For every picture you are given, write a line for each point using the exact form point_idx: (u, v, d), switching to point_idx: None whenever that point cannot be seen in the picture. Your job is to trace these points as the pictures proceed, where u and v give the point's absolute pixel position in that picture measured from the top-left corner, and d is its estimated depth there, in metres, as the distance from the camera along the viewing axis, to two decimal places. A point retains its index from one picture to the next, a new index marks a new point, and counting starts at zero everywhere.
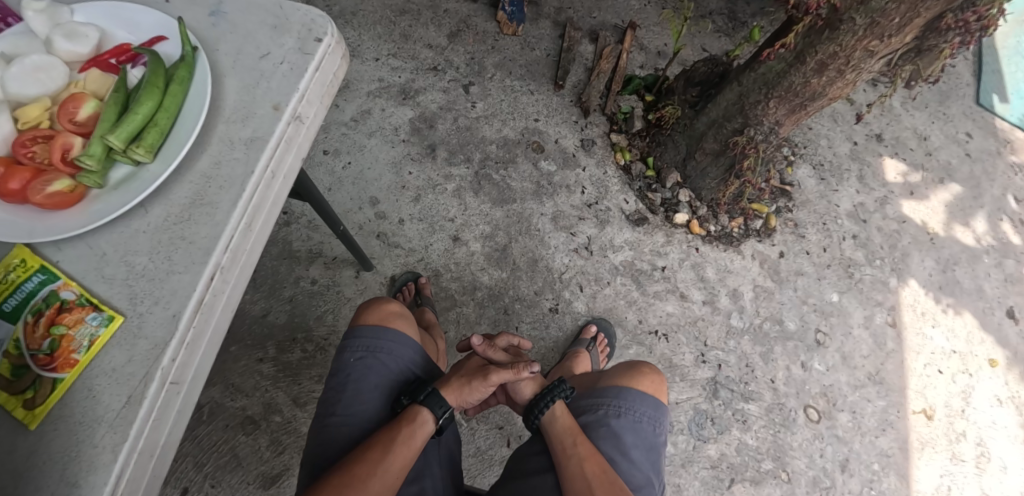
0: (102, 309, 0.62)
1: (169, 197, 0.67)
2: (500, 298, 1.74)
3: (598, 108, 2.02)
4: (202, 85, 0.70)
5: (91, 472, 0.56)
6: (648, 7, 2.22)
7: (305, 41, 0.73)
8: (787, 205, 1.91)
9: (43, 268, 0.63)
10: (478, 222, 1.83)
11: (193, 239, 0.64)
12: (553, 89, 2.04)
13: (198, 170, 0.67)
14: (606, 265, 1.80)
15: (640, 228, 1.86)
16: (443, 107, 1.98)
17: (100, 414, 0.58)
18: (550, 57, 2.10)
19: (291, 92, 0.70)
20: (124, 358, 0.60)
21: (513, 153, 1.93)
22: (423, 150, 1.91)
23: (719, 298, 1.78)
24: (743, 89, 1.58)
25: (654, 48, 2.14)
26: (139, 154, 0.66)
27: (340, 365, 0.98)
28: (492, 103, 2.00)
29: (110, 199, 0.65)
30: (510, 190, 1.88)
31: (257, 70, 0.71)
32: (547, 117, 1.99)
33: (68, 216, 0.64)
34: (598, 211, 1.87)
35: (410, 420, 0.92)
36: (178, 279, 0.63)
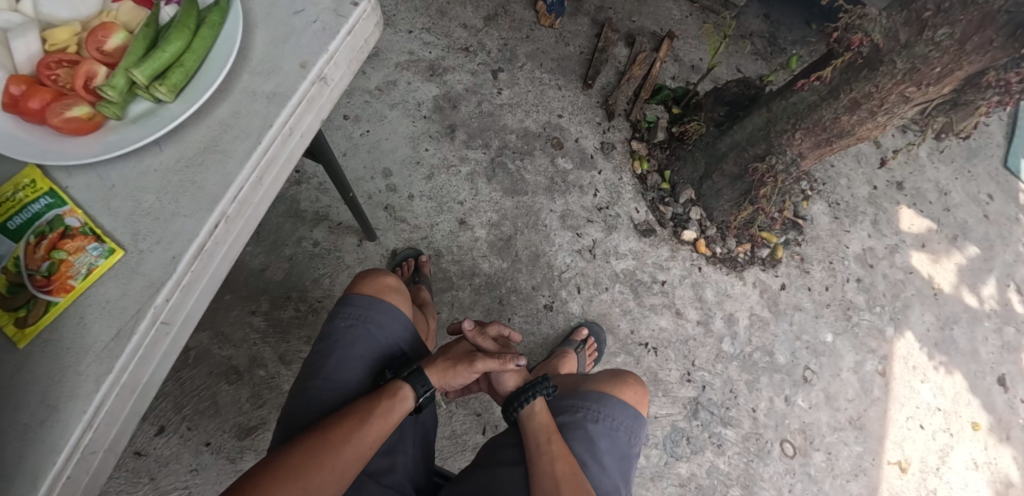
0: (104, 240, 0.62)
1: (183, 140, 0.67)
2: (497, 288, 1.74)
3: (623, 113, 2.01)
4: (232, 32, 0.69)
5: (71, 399, 0.56)
6: (689, 19, 2.20)
7: (340, 3, 0.72)
8: (796, 238, 1.90)
9: (51, 192, 0.63)
10: (487, 209, 1.82)
11: (202, 184, 0.64)
12: (581, 88, 2.03)
13: (216, 118, 0.67)
14: (606, 270, 1.80)
15: (647, 239, 1.85)
16: (469, 89, 1.97)
17: (88, 343, 0.58)
18: (582, 55, 2.08)
19: (319, 52, 0.70)
20: (119, 291, 0.60)
21: (532, 145, 1.92)
22: (442, 129, 1.90)
23: (713, 320, 1.78)
24: (772, 116, 1.56)
25: (688, 61, 2.13)
26: (162, 92, 0.66)
27: (329, 330, 0.98)
28: (519, 92, 1.99)
29: (126, 133, 0.65)
30: (523, 182, 1.87)
31: (288, 28, 0.71)
32: (571, 114, 1.98)
33: (82, 143, 0.64)
34: (608, 215, 1.87)
35: (392, 393, 0.92)
36: (182, 223, 0.63)
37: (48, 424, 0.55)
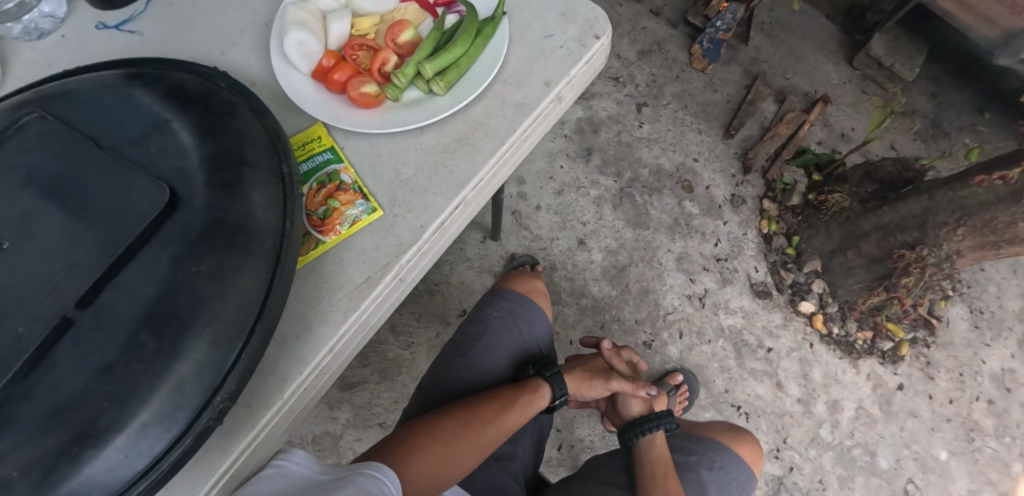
0: (368, 199, 0.72)
1: (442, 129, 0.76)
2: (602, 313, 1.78)
3: (761, 169, 1.95)
4: (500, 44, 0.78)
5: (323, 324, 0.67)
6: (847, 85, 2.07)
7: (585, 34, 0.80)
8: (925, 338, 1.76)
9: (332, 149, 0.75)
10: (607, 235, 1.86)
11: (452, 170, 0.74)
12: (721, 136, 2.00)
13: (471, 115, 0.77)
14: (712, 323, 1.77)
15: (760, 300, 1.80)
16: (612, 117, 2.02)
17: (342, 281, 0.69)
18: (728, 104, 2.05)
19: (563, 75, 0.78)
20: (373, 244, 0.70)
21: (662, 183, 1.94)
22: (580, 151, 1.97)
23: (815, 403, 1.70)
24: (933, 205, 1.43)
25: (839, 128, 2.01)
26: (437, 86, 0.76)
27: (479, 316, 1.07)
28: (660, 128, 2.01)
29: (401, 114, 0.76)
30: (647, 216, 1.89)
31: (539, 47, 0.80)
32: (706, 160, 1.97)
33: (367, 116, 0.75)
34: (725, 268, 1.84)
35: (531, 389, 0.97)
36: (430, 199, 0.72)
37: (300, 340, 0.66)
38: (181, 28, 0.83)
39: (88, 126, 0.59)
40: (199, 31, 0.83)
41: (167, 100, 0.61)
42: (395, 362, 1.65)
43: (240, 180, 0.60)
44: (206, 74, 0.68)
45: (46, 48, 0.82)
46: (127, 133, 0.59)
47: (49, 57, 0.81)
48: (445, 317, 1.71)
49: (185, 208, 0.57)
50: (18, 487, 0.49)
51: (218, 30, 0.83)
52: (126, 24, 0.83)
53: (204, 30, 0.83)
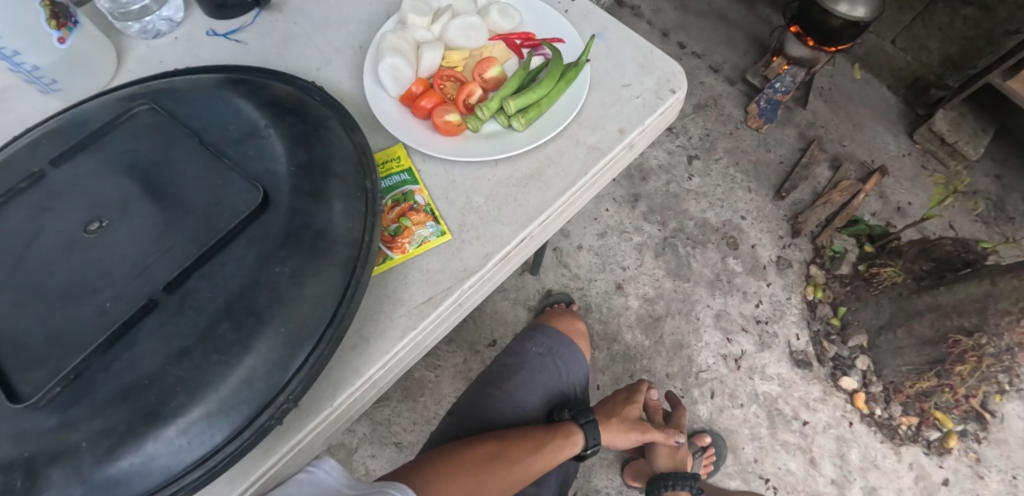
0: (439, 222, 0.73)
1: (516, 163, 0.77)
2: (632, 362, 1.73)
3: (810, 234, 1.90)
4: (581, 88, 0.80)
5: (380, 338, 0.67)
6: (906, 158, 2.02)
7: (661, 87, 0.82)
8: (977, 433, 1.64)
9: (408, 171, 0.76)
10: (646, 282, 1.83)
11: (523, 202, 0.74)
12: (772, 197, 1.97)
13: (546, 152, 0.77)
14: (746, 386, 1.70)
15: (800, 369, 1.73)
16: (662, 166, 2.02)
17: (404, 298, 0.69)
18: (782, 165, 2.02)
19: (637, 123, 0.79)
20: (439, 266, 0.71)
21: (708, 237, 1.90)
22: (626, 196, 1.96)
23: (850, 486, 1.60)
24: (996, 290, 1.32)
25: (894, 201, 1.94)
26: (518, 123, 0.77)
27: (520, 350, 1.08)
28: (709, 182, 1.99)
29: (480, 145, 0.77)
30: (689, 268, 1.86)
31: (616, 95, 0.81)
32: (754, 219, 1.93)
33: (447, 143, 0.76)
34: (765, 331, 1.77)
35: (564, 433, 0.95)
36: (498, 229, 0.73)
37: (357, 351, 0.66)
38: (283, 42, 0.87)
39: (192, 122, 0.63)
40: (298, 45, 0.87)
41: (267, 109, 0.63)
42: (418, 382, 1.63)
43: (327, 193, 0.60)
44: (302, 87, 0.71)
45: (159, 47, 0.87)
46: (228, 135, 0.61)
47: (162, 55, 0.87)
48: (474, 345, 1.68)
49: (270, 210, 0.57)
50: (83, 457, 0.49)
51: (318, 46, 0.87)
52: (234, 33, 0.88)
53: (303, 45, 0.87)
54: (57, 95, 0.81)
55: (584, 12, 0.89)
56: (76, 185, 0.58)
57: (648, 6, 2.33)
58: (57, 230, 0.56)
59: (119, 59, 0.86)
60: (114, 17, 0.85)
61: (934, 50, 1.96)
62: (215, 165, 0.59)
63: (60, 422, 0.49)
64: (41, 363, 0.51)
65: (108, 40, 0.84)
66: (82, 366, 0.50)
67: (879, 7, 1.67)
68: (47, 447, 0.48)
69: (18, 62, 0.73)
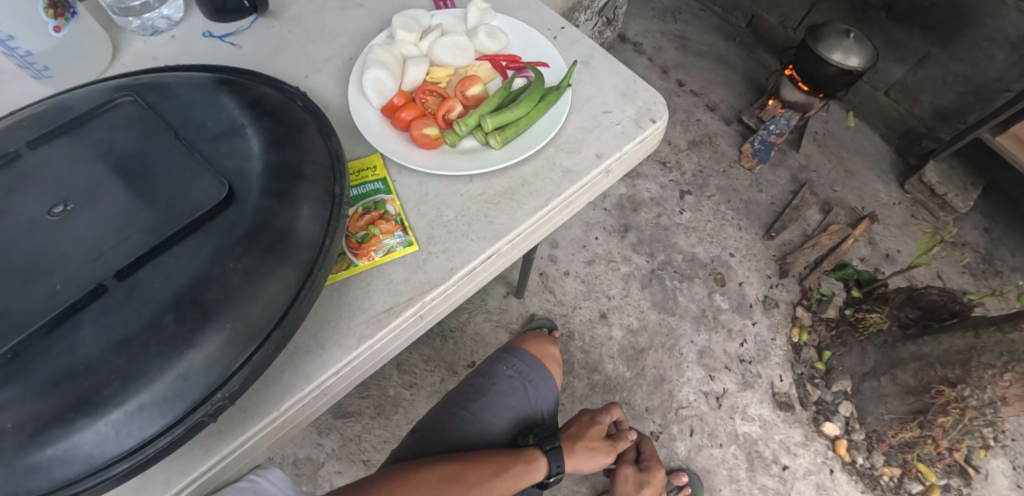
0: (407, 233, 0.73)
1: (490, 181, 0.77)
2: (613, 393, 1.71)
3: (798, 276, 1.91)
4: (560, 111, 0.81)
5: (335, 345, 0.66)
6: (897, 207, 2.04)
7: (641, 116, 0.83)
8: (960, 488, 1.62)
9: (382, 180, 0.76)
10: (631, 313, 1.83)
11: (493, 220, 0.74)
12: (761, 236, 1.98)
13: (521, 172, 0.78)
14: (727, 426, 1.68)
15: (781, 412, 1.71)
16: (653, 198, 2.03)
17: (364, 306, 0.68)
18: (773, 205, 2.04)
19: (614, 149, 0.80)
20: (402, 277, 0.70)
21: (695, 272, 1.91)
22: (617, 226, 1.97)
23: None
24: (978, 343, 1.34)
25: (883, 248, 1.96)
26: (494, 140, 0.78)
27: (490, 371, 1.06)
28: (700, 217, 2.01)
29: (456, 159, 0.77)
30: (675, 301, 1.85)
31: (596, 121, 0.83)
32: (742, 257, 1.94)
33: (423, 155, 0.77)
34: (748, 370, 1.76)
35: (528, 460, 0.94)
36: (466, 244, 0.73)
37: (311, 355, 0.65)
38: (277, 49, 0.88)
39: (174, 117, 0.63)
40: (291, 53, 0.88)
41: (247, 109, 0.64)
42: (393, 399, 1.61)
43: (295, 195, 0.60)
44: (285, 91, 0.71)
45: (157, 45, 0.88)
46: (205, 131, 0.62)
47: (157, 53, 0.87)
48: (452, 366, 1.67)
49: (235, 205, 0.57)
50: (9, 439, 0.47)
51: (309, 56, 0.88)
52: (230, 36, 0.89)
53: (295, 54, 0.88)
54: (48, 82, 0.81)
55: (572, 40, 0.91)
56: (48, 169, 0.58)
57: (649, 43, 2.37)
58: (20, 211, 0.56)
59: (114, 53, 0.86)
60: (113, 12, 0.85)
61: (926, 103, 1.99)
62: (186, 159, 0.59)
63: None
64: None
65: (103, 33, 0.85)
66: (22, 345, 0.49)
67: (872, 57, 1.73)
68: None
69: (11, 47, 0.74)
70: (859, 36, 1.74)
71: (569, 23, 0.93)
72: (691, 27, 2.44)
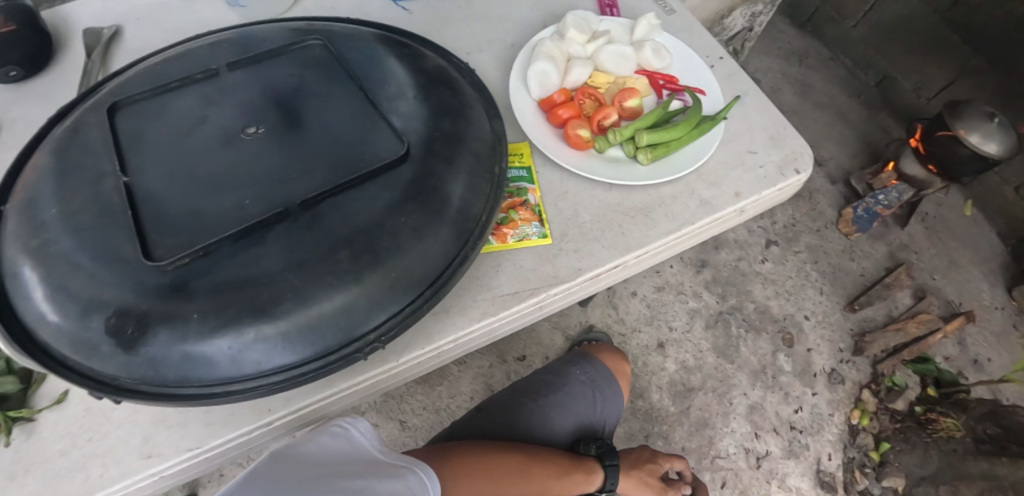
0: (542, 225, 0.76)
1: (630, 193, 0.80)
2: (651, 423, 1.68)
3: (872, 356, 1.81)
4: (711, 142, 0.82)
5: (456, 314, 0.69)
6: (998, 312, 1.90)
7: (788, 163, 0.84)
8: None
9: (527, 168, 0.79)
10: (689, 349, 1.79)
11: (628, 233, 0.77)
12: (843, 307, 1.89)
13: (661, 191, 0.80)
14: (761, 489, 1.63)
15: (822, 491, 1.64)
16: (738, 241, 1.98)
17: (491, 285, 0.71)
18: (862, 278, 1.94)
19: (756, 191, 0.82)
20: (530, 264, 0.73)
21: (764, 325, 1.84)
22: (694, 259, 1.93)
23: None
24: None
25: (972, 352, 1.83)
26: (643, 156, 0.80)
27: (563, 372, 1.09)
28: (782, 272, 1.94)
29: (602, 166, 0.80)
30: (736, 349, 1.80)
31: (742, 158, 0.84)
32: (818, 322, 1.86)
33: (571, 154, 0.80)
34: (796, 439, 1.69)
35: (587, 470, 0.96)
36: (598, 248, 0.75)
37: (436, 317, 0.68)
38: (441, 22, 0.92)
39: (354, 68, 0.68)
40: (455, 29, 0.91)
41: (424, 75, 0.68)
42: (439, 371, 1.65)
43: (466, 170, 0.64)
44: (455, 64, 0.75)
45: None
46: (386, 87, 0.66)
47: (335, 4, 0.93)
48: (501, 354, 1.69)
49: (410, 163, 0.61)
50: (189, 328, 0.51)
51: (471, 34, 0.91)
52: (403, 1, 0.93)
53: (457, 30, 0.91)
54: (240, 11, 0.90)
55: (730, 71, 0.92)
56: (243, 91, 0.64)
57: (770, 82, 2.30)
58: (220, 125, 0.62)
59: None
60: None
61: None
62: (374, 112, 0.64)
63: (177, 288, 0.52)
64: (179, 233, 0.55)
65: None
66: (212, 246, 0.54)
67: (1014, 147, 1.60)
68: (161, 307, 0.51)
69: None
70: (1005, 122, 1.61)
71: (728, 55, 0.94)
72: (818, 75, 2.34)
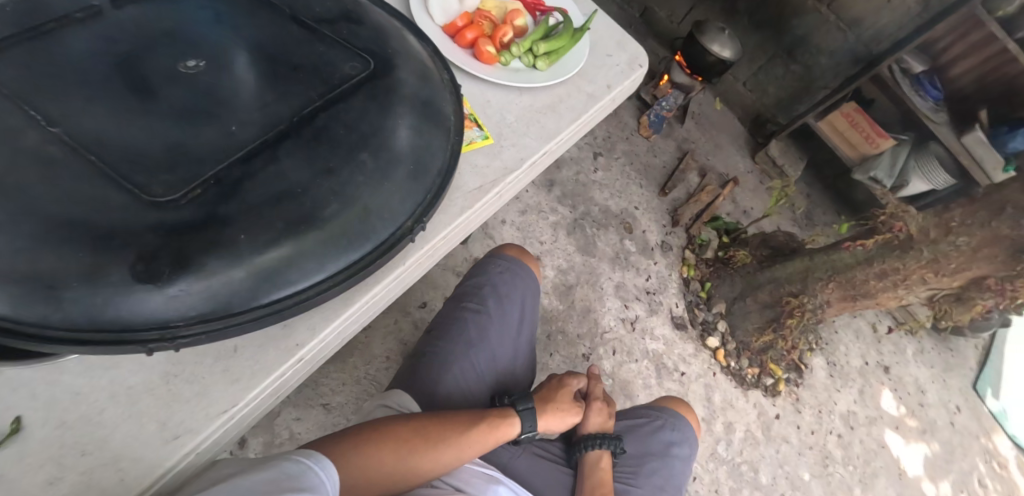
0: (481, 129, 1.02)
1: (537, 97, 1.11)
2: (548, 324, 1.90)
3: (684, 225, 2.30)
4: (581, 52, 1.15)
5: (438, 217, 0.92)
6: (749, 175, 2.57)
7: (631, 63, 1.23)
8: (796, 379, 2.18)
9: None
10: (559, 256, 2.03)
11: (544, 126, 1.08)
12: (657, 194, 2.33)
13: (558, 92, 1.13)
14: (640, 345, 2.00)
15: (678, 331, 2.10)
16: (573, 158, 2.23)
17: (460, 184, 0.96)
18: (664, 168, 2.40)
19: (617, 82, 1.19)
20: (486, 163, 1.00)
21: (609, 221, 2.17)
22: (543, 181, 2.13)
23: (715, 423, 1.98)
24: (812, 265, 1.86)
25: (743, 206, 2.46)
26: (542, 62, 1.11)
27: (481, 269, 1.17)
28: (611, 177, 2.27)
29: (512, 73, 1.09)
30: (594, 246, 2.10)
31: (603, 61, 1.22)
32: (644, 210, 2.26)
33: (488, 67, 1.07)
34: (653, 300, 2.10)
35: (501, 418, 0.95)
36: (529, 141, 1.05)
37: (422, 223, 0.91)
38: None
39: (266, 33, 0.80)
40: None
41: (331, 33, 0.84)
42: (347, 345, 1.63)
43: (388, 93, 0.80)
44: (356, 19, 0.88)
45: None
46: (309, 45, 0.81)
47: None
48: (404, 307, 1.73)
49: (382, 97, 0.79)
50: (260, 240, 0.65)
51: None
52: None
53: None
54: None
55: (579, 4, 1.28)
56: (169, 57, 0.72)
57: None
58: (175, 90, 0.70)
59: None
60: None
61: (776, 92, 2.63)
62: (331, 65, 0.79)
63: (226, 212, 0.64)
64: (185, 171, 0.65)
65: None
66: (236, 176, 0.66)
67: (737, 49, 2.21)
68: (221, 232, 0.63)
69: None
70: (730, 34, 2.21)
71: None
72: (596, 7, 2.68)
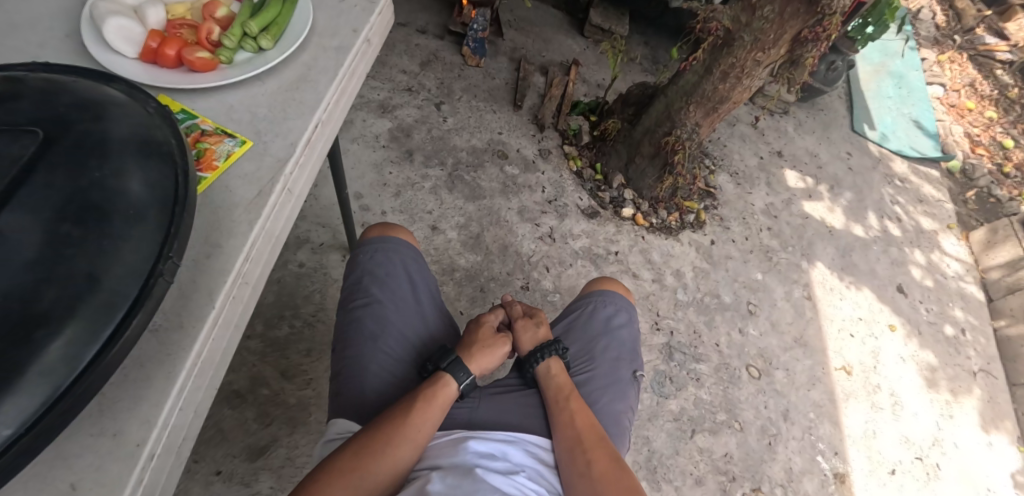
0: (235, 137, 0.84)
1: (282, 76, 0.92)
2: (477, 278, 1.88)
3: (551, 124, 2.31)
4: (305, 11, 0.96)
5: (230, 238, 0.76)
6: (587, 51, 2.61)
7: None
8: (712, 203, 2.29)
9: (183, 110, 0.85)
10: (454, 214, 1.98)
11: (302, 100, 0.90)
12: (513, 110, 2.31)
13: (301, 62, 0.94)
14: (567, 249, 2.03)
15: (594, 219, 2.13)
16: (418, 120, 2.15)
17: (236, 200, 0.79)
18: (508, 85, 2.37)
19: (364, 22, 1.00)
20: (254, 167, 0.82)
21: (481, 158, 2.14)
22: (401, 154, 2.05)
23: (665, 277, 2.06)
24: (669, 100, 1.98)
25: (594, 81, 2.52)
26: (266, 41, 0.91)
27: (355, 262, 1.14)
28: (462, 118, 2.22)
29: (239, 70, 0.89)
30: (480, 188, 2.06)
31: (338, 8, 1.01)
32: (509, 131, 2.24)
33: (209, 76, 0.87)
34: (558, 206, 2.12)
35: (434, 381, 0.97)
36: (292, 123, 0.87)
37: (214, 256, 0.74)
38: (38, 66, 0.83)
39: None
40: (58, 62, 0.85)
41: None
42: (300, 405, 1.53)
43: (81, 121, 0.61)
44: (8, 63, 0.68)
45: None
46: None
47: None
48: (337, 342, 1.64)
49: (58, 137, 0.59)
50: None
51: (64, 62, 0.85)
52: None
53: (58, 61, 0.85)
54: None
55: None
56: None
57: None
58: None
59: None
60: None
61: None
62: None
63: None
64: None
65: None
66: None
67: None
68: None
69: None
70: None
71: None
72: None
